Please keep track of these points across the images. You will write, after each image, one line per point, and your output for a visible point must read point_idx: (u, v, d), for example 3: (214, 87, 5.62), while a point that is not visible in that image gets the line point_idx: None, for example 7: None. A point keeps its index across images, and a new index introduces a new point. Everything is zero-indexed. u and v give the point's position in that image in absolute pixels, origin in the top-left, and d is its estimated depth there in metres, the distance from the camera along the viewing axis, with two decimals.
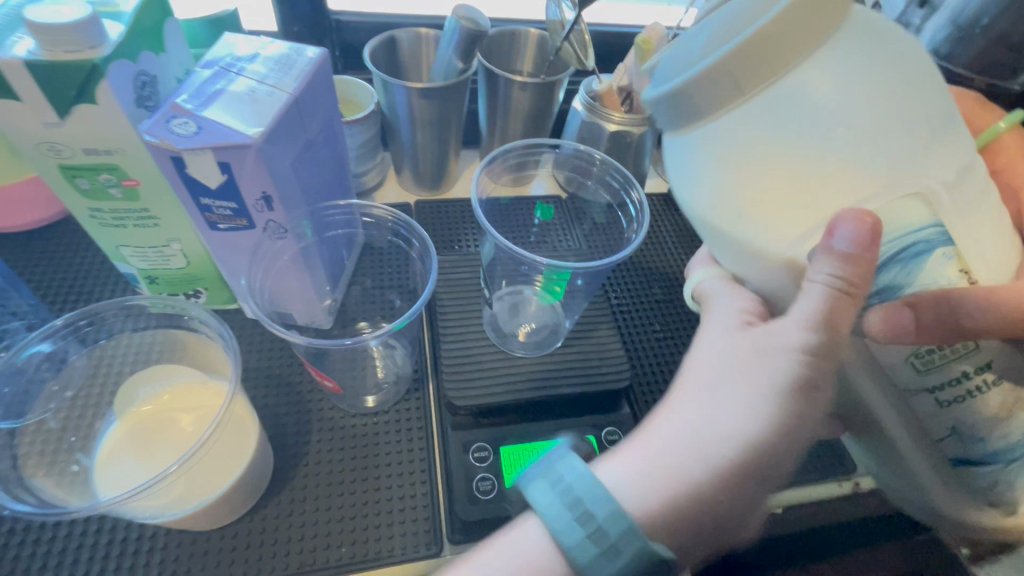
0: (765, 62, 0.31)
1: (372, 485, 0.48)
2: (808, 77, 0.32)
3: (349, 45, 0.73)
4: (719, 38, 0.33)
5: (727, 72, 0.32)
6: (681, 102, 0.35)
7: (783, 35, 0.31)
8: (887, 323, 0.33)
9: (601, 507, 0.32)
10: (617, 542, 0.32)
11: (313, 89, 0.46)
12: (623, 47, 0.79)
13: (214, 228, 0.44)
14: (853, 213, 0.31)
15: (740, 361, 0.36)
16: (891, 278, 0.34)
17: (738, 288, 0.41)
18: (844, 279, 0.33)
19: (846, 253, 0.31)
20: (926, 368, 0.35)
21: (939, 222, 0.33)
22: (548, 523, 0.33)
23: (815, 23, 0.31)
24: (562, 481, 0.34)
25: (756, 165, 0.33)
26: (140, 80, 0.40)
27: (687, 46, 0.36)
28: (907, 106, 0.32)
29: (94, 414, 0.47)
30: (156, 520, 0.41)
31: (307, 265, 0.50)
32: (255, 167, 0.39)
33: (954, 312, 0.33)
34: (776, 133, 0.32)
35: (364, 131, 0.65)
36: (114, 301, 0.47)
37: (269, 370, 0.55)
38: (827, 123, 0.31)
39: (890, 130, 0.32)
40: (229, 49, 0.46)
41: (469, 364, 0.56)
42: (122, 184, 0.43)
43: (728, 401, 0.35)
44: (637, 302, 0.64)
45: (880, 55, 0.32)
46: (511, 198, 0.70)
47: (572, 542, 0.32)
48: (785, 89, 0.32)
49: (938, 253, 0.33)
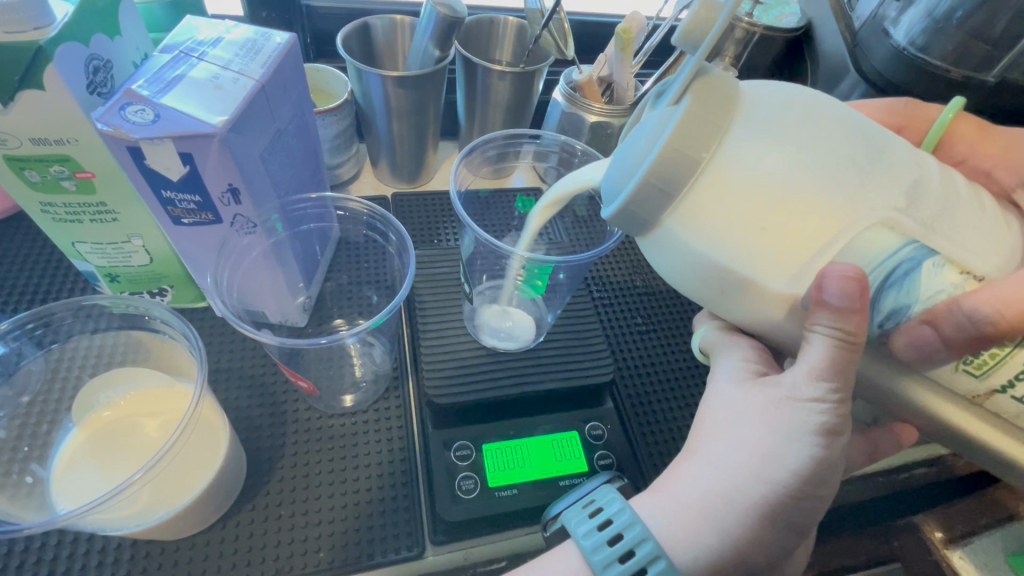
0: (688, 168, 0.34)
1: (351, 486, 0.47)
2: (733, 158, 0.34)
3: (320, 32, 0.71)
4: (641, 154, 0.36)
5: (660, 190, 0.35)
6: (633, 221, 0.37)
7: (692, 140, 0.34)
8: (913, 346, 0.36)
9: (630, 533, 0.38)
10: (644, 566, 0.36)
11: (282, 77, 0.44)
12: (602, 36, 0.78)
13: (178, 223, 0.42)
14: (841, 269, 0.34)
15: (761, 411, 0.39)
16: (892, 303, 0.37)
17: (737, 338, 0.45)
18: (844, 328, 0.35)
19: (840, 307, 0.34)
20: (981, 372, 0.37)
21: (915, 240, 0.35)
22: (580, 539, 0.39)
23: (711, 114, 0.34)
24: (595, 505, 0.41)
25: (733, 245, 0.35)
26: (92, 65, 0.38)
27: (622, 156, 0.39)
28: (825, 151, 0.35)
29: (52, 421, 0.44)
30: (120, 532, 0.39)
31: (279, 262, 0.48)
32: (219, 158, 0.37)
33: (978, 316, 0.34)
34: (734, 213, 0.34)
35: (338, 122, 0.63)
36: (69, 301, 0.44)
37: (242, 371, 0.53)
38: (775, 191, 0.34)
39: (830, 174, 0.34)
40: (190, 33, 0.43)
41: (450, 360, 0.55)
42: (76, 177, 0.41)
43: (749, 445, 0.38)
44: (619, 295, 0.64)
45: (780, 120, 0.35)
46: (491, 190, 0.69)
47: (599, 559, 0.37)
48: (716, 178, 0.34)
49: (927, 265, 0.35)
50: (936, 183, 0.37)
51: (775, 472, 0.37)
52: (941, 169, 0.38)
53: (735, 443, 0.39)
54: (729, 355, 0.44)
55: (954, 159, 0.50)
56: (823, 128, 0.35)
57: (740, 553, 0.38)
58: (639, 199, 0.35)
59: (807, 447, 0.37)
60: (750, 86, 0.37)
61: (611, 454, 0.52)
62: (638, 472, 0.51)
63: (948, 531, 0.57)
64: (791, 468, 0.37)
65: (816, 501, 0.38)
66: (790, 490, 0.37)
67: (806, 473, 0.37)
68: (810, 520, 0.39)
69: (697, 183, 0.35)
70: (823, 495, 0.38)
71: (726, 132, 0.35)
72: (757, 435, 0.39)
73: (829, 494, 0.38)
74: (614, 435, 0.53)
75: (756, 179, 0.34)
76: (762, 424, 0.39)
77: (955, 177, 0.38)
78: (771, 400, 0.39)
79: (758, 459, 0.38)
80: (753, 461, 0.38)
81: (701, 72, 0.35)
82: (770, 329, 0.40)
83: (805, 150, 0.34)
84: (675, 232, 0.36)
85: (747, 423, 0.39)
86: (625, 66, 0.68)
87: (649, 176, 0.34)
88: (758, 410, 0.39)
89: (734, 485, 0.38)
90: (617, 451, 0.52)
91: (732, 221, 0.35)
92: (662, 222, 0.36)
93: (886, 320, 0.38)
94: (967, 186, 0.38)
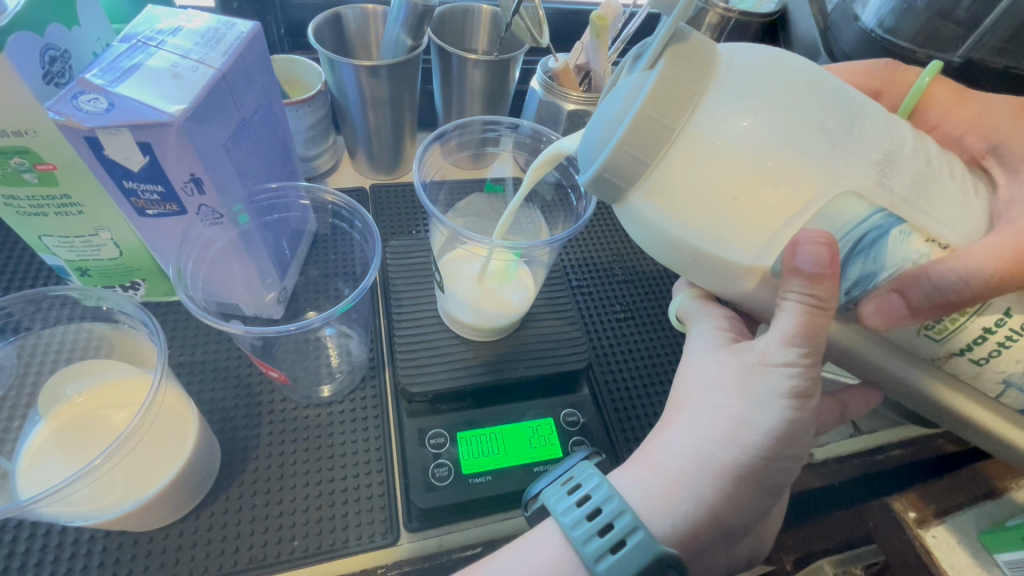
0: (661, 136, 0.34)
1: (326, 475, 0.47)
2: (708, 124, 0.34)
3: (295, 24, 0.70)
4: (615, 120, 0.36)
5: (636, 157, 0.34)
6: (609, 188, 0.37)
7: (665, 107, 0.34)
8: (882, 313, 0.36)
9: (609, 506, 0.37)
10: (623, 536, 0.36)
11: (245, 65, 0.44)
12: (578, 24, 0.78)
13: (143, 214, 0.42)
14: (811, 234, 0.35)
15: (731, 380, 0.39)
16: (858, 271, 0.37)
17: (712, 307, 0.46)
18: (816, 295, 0.35)
19: (812, 274, 0.34)
20: (943, 336, 0.37)
21: (884, 208, 0.35)
22: (559, 517, 0.38)
23: (685, 80, 0.34)
24: (574, 482, 0.40)
25: (707, 209, 0.35)
26: (48, 55, 0.38)
27: (596, 122, 0.38)
28: (796, 119, 0.35)
29: (24, 415, 0.45)
30: (86, 522, 0.39)
31: (247, 252, 0.48)
32: (178, 147, 0.37)
33: (945, 284, 0.34)
34: (707, 182, 0.35)
35: (312, 113, 0.62)
36: (28, 295, 0.44)
37: (216, 363, 0.53)
38: (747, 159, 0.34)
39: (797, 141, 0.35)
40: (150, 22, 0.43)
41: (423, 348, 0.55)
42: (37, 169, 0.40)
43: (719, 411, 0.39)
44: (598, 280, 0.64)
45: (752, 86, 0.35)
46: (461, 179, 0.70)
47: (579, 534, 0.37)
48: (689, 146, 0.34)
49: (895, 233, 0.35)
50: (907, 154, 0.36)
51: (746, 436, 0.37)
52: (913, 138, 0.38)
53: (707, 410, 0.39)
54: (702, 324, 0.45)
55: (929, 127, 0.48)
56: (796, 96, 0.35)
57: (712, 517, 0.38)
58: (614, 163, 0.35)
59: (781, 413, 0.37)
60: (725, 50, 0.37)
61: (587, 439, 0.52)
62: (613, 452, 0.51)
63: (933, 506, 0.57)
64: (762, 433, 0.37)
65: (787, 463, 0.38)
66: (764, 457, 0.37)
67: (776, 434, 0.37)
68: (782, 482, 0.39)
69: (671, 151, 0.35)
70: (795, 458, 0.38)
71: (699, 98, 0.34)
72: (729, 401, 0.39)
73: (801, 457, 0.39)
74: (591, 421, 0.53)
75: (729, 145, 0.34)
76: (732, 390, 0.39)
77: (924, 146, 0.38)
78: (742, 366, 0.39)
79: (728, 423, 0.38)
80: (723, 426, 0.38)
81: (675, 37, 0.34)
82: (743, 295, 0.41)
83: (777, 118, 0.34)
84: (649, 200, 0.36)
85: (719, 395, 0.39)
86: (601, 54, 0.67)
87: (624, 144, 0.34)
88: (728, 377, 0.40)
89: (704, 450, 0.38)
90: (591, 436, 0.52)
91: (706, 189, 0.35)
92: (638, 189, 0.36)
93: (852, 287, 0.38)
94: (937, 156, 0.38)
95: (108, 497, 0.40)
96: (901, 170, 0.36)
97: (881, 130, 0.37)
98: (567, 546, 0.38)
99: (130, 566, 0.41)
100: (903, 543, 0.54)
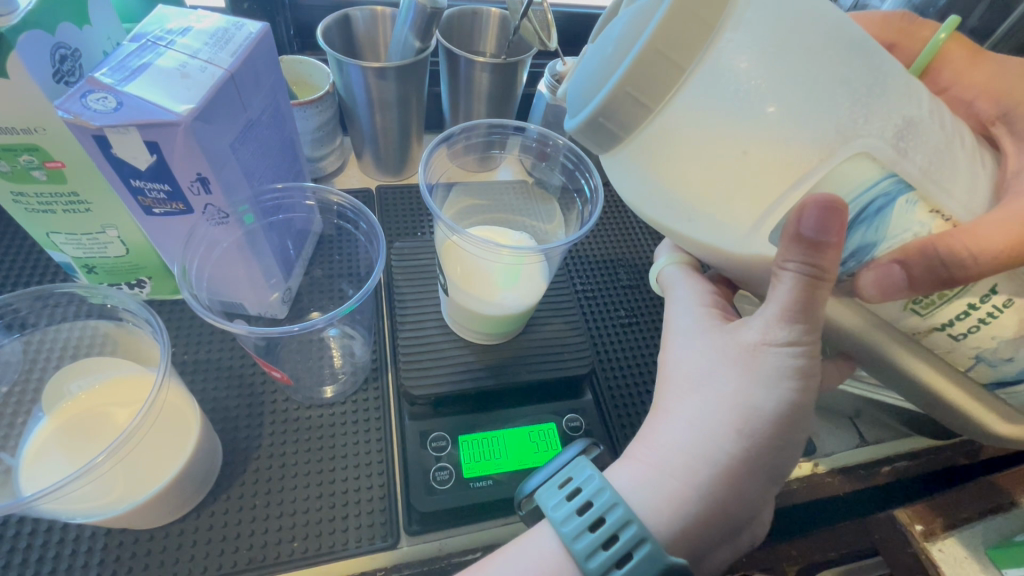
0: (667, 74, 0.33)
1: (327, 476, 0.47)
2: (718, 76, 0.33)
3: (303, 24, 0.71)
4: (623, 52, 0.34)
5: (637, 98, 0.33)
6: (604, 133, 0.35)
7: (676, 43, 0.32)
8: (879, 284, 0.35)
9: (611, 516, 0.37)
10: (630, 549, 0.35)
11: (253, 65, 0.44)
12: (588, 28, 0.78)
13: (149, 213, 0.42)
14: (821, 198, 0.33)
15: (733, 376, 0.39)
16: (860, 239, 0.36)
17: (694, 284, 0.47)
18: (817, 264, 0.34)
19: (814, 241, 0.33)
20: (928, 311, 0.37)
21: (895, 173, 0.34)
22: (559, 528, 0.37)
23: (703, 12, 0.31)
24: (573, 486, 0.39)
25: (708, 175, 0.35)
26: (59, 54, 0.38)
27: (602, 52, 0.36)
28: (814, 71, 0.33)
29: (27, 411, 0.45)
30: (88, 518, 0.39)
31: (254, 251, 0.48)
32: (185, 147, 0.37)
33: (951, 256, 0.33)
34: (708, 142, 0.34)
35: (319, 114, 0.62)
36: (29, 293, 0.44)
37: (219, 361, 0.53)
38: (752, 118, 0.33)
39: (811, 104, 0.33)
40: (161, 22, 0.43)
41: (425, 351, 0.55)
42: (47, 166, 0.41)
43: (718, 408, 0.38)
44: (603, 284, 0.64)
45: (774, 34, 0.33)
46: (472, 182, 0.69)
47: (581, 546, 0.36)
48: (695, 97, 0.33)
49: (901, 202, 0.35)
50: (925, 117, 0.35)
51: (742, 421, 0.37)
52: (930, 103, 0.36)
53: (710, 407, 0.39)
54: (687, 303, 0.46)
55: (939, 87, 0.48)
56: (817, 42, 0.33)
57: (709, 503, 0.38)
58: (612, 106, 0.34)
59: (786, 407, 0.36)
60: None
61: None
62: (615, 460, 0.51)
63: (947, 517, 0.54)
64: None
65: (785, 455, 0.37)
66: None
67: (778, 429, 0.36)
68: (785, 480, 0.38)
69: (675, 99, 0.33)
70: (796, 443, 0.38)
71: (715, 35, 0.32)
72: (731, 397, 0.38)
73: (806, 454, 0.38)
74: (592, 426, 0.53)
75: (735, 106, 0.33)
76: (733, 385, 0.38)
77: (941, 113, 0.37)
78: (744, 361, 0.39)
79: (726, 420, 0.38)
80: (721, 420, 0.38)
81: None
82: (738, 267, 0.41)
83: (791, 69, 0.33)
84: (647, 157, 0.35)
85: (722, 392, 0.39)
86: None
87: (626, 82, 0.33)
88: (730, 372, 0.39)
89: (700, 434, 0.38)
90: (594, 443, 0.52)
91: (707, 152, 0.34)
92: (632, 142, 0.35)
93: (850, 257, 0.38)
94: (951, 121, 0.37)
95: (109, 495, 0.40)
96: (919, 134, 0.35)
97: (904, 88, 0.35)
98: (565, 555, 0.37)
99: (130, 565, 0.41)
100: (908, 557, 0.52)
